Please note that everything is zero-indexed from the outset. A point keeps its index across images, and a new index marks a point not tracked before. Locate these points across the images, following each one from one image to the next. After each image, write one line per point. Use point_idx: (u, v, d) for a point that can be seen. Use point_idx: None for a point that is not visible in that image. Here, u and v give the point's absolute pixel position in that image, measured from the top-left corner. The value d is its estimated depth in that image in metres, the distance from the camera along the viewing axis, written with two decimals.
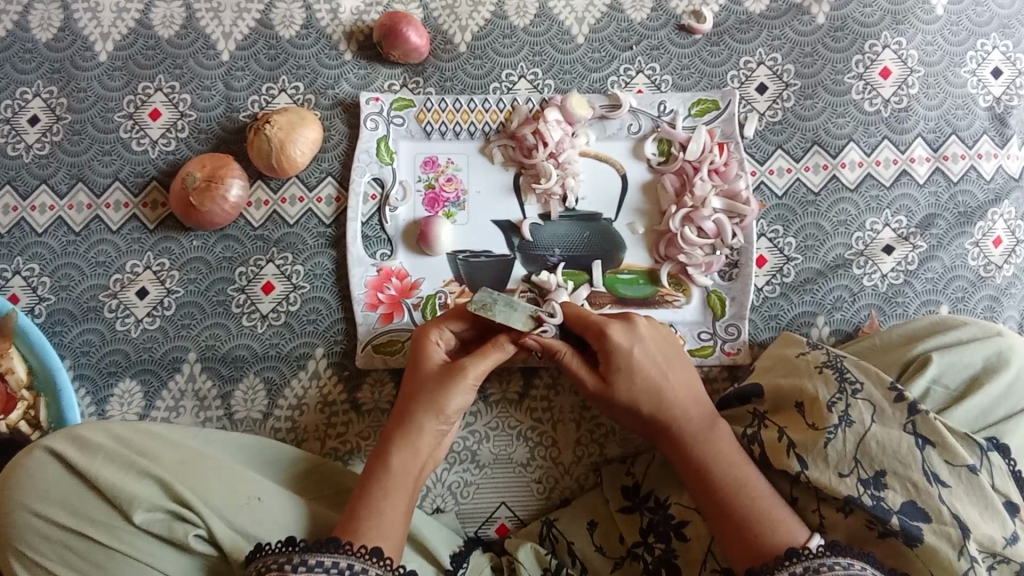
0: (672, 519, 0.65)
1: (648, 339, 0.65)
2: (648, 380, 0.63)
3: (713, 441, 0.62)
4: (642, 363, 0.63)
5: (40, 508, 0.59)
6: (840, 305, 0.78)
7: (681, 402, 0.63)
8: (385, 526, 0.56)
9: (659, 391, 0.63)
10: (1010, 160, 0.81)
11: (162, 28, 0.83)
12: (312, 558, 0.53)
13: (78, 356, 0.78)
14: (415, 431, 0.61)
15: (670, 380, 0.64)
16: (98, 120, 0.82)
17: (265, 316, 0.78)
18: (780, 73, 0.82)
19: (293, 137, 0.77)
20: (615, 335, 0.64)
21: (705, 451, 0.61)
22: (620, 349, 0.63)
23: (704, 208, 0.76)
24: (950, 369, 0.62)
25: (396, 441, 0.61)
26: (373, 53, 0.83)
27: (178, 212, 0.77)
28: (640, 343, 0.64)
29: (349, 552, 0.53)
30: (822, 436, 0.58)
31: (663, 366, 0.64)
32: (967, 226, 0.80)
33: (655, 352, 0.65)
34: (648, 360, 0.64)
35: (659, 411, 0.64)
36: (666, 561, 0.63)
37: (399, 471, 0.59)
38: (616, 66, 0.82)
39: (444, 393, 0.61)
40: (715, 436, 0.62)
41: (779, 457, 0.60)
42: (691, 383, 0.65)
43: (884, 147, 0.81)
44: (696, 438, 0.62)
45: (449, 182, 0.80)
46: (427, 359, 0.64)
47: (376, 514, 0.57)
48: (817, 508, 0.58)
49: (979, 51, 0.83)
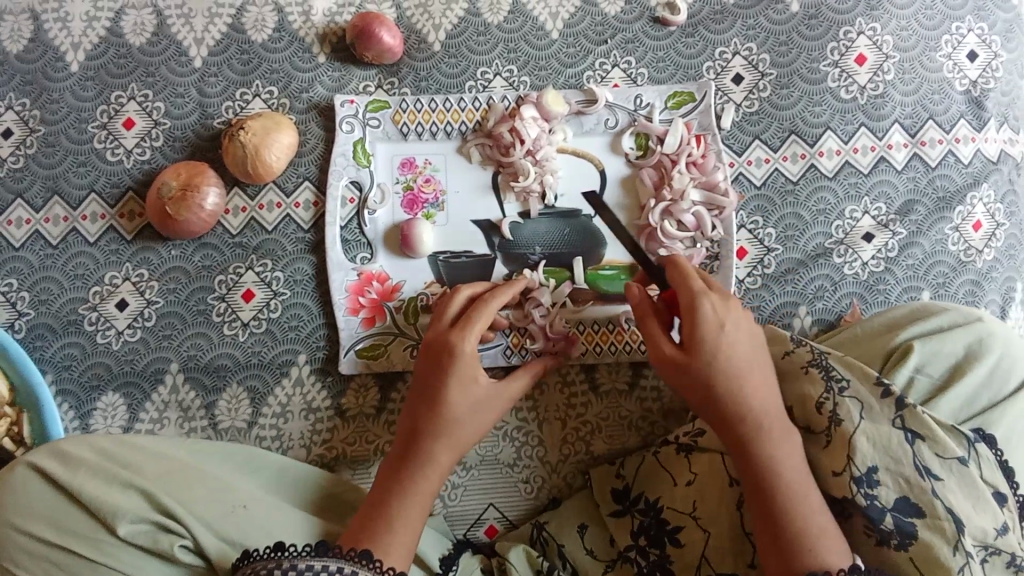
0: (666, 524, 0.65)
1: (741, 327, 0.59)
2: (730, 362, 0.58)
3: (780, 443, 0.57)
4: (731, 344, 0.58)
5: (26, 524, 0.59)
6: (822, 294, 0.78)
7: (760, 400, 0.58)
8: (412, 531, 0.58)
9: (745, 382, 0.58)
10: (988, 143, 0.81)
11: (133, 36, 0.83)
12: (301, 562, 0.52)
13: (59, 370, 0.78)
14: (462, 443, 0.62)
15: (754, 373, 0.58)
16: (72, 131, 0.81)
17: (247, 324, 0.78)
18: (756, 62, 0.82)
19: (268, 143, 0.76)
20: (707, 310, 0.59)
21: (771, 457, 0.56)
22: (711, 335, 0.58)
23: (682, 202, 0.76)
24: (932, 359, 0.63)
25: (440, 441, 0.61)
26: (346, 55, 0.82)
27: (154, 222, 0.76)
28: (732, 323, 0.59)
29: (341, 556, 0.53)
30: (818, 441, 0.60)
31: (750, 355, 0.59)
32: (946, 211, 0.80)
33: (746, 343, 0.59)
34: (741, 346, 0.58)
35: (737, 401, 0.57)
36: (660, 564, 0.64)
37: (437, 472, 0.61)
38: (591, 60, 0.82)
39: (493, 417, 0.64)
40: (787, 443, 0.57)
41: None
42: (770, 385, 0.59)
43: (861, 135, 0.81)
44: (769, 444, 0.57)
45: (428, 182, 0.80)
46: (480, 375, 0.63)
47: (408, 518, 0.58)
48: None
49: (955, 35, 0.83)
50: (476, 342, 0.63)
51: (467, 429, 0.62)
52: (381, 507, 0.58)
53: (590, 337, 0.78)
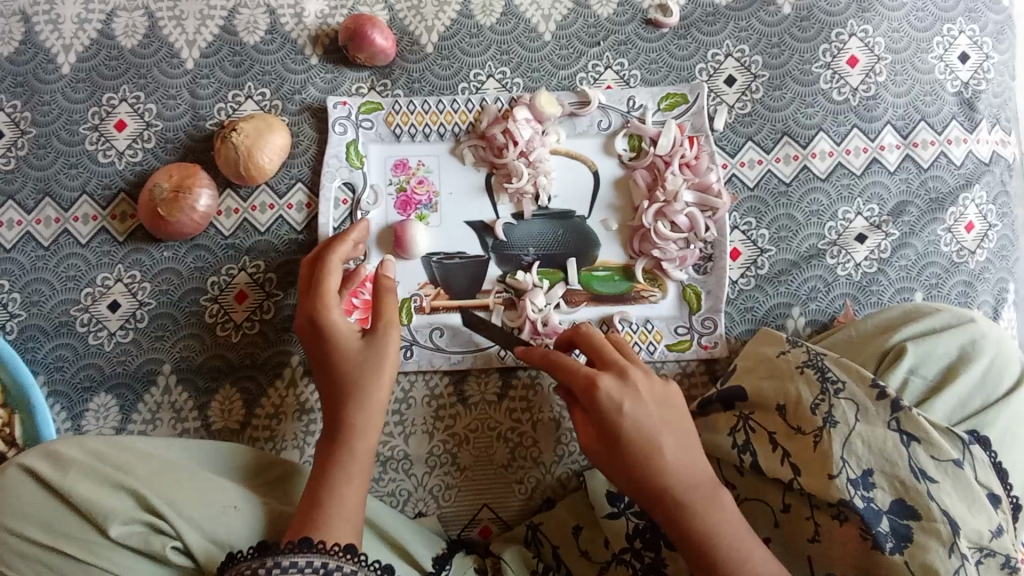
0: (661, 527, 0.64)
1: (642, 394, 0.59)
2: (642, 441, 0.57)
3: (712, 510, 0.55)
4: (634, 423, 0.57)
5: (18, 526, 0.58)
6: (815, 295, 0.79)
7: (680, 471, 0.56)
8: (348, 509, 0.58)
9: (655, 451, 0.57)
10: (979, 145, 0.82)
11: (126, 38, 0.83)
12: (285, 559, 0.51)
13: (51, 372, 0.78)
14: (362, 395, 0.62)
15: (668, 439, 0.57)
16: (64, 133, 0.81)
17: (239, 325, 0.78)
18: (748, 64, 0.82)
19: (261, 144, 0.76)
20: (603, 393, 0.58)
21: (704, 526, 0.55)
22: (614, 419, 0.57)
23: (676, 203, 0.76)
24: (925, 360, 0.63)
25: (345, 403, 0.62)
26: (339, 57, 0.82)
27: (146, 223, 0.76)
28: (632, 399, 0.58)
29: (323, 551, 0.53)
30: (810, 440, 0.59)
31: (657, 418, 0.58)
32: (939, 212, 0.80)
33: (652, 409, 0.58)
34: (648, 420, 0.58)
35: (660, 483, 0.56)
36: (655, 568, 0.64)
37: (356, 442, 0.61)
38: (584, 62, 0.82)
39: (378, 361, 0.63)
40: (715, 505, 0.56)
41: (773, 466, 0.61)
42: (690, 448, 0.58)
43: (853, 136, 0.81)
44: (695, 509, 0.55)
45: (421, 184, 0.80)
46: (344, 337, 0.64)
47: (335, 488, 0.58)
48: (812, 515, 0.59)
49: (946, 37, 0.83)
50: (333, 307, 0.65)
51: (368, 395, 0.62)
52: (310, 490, 0.59)
53: None
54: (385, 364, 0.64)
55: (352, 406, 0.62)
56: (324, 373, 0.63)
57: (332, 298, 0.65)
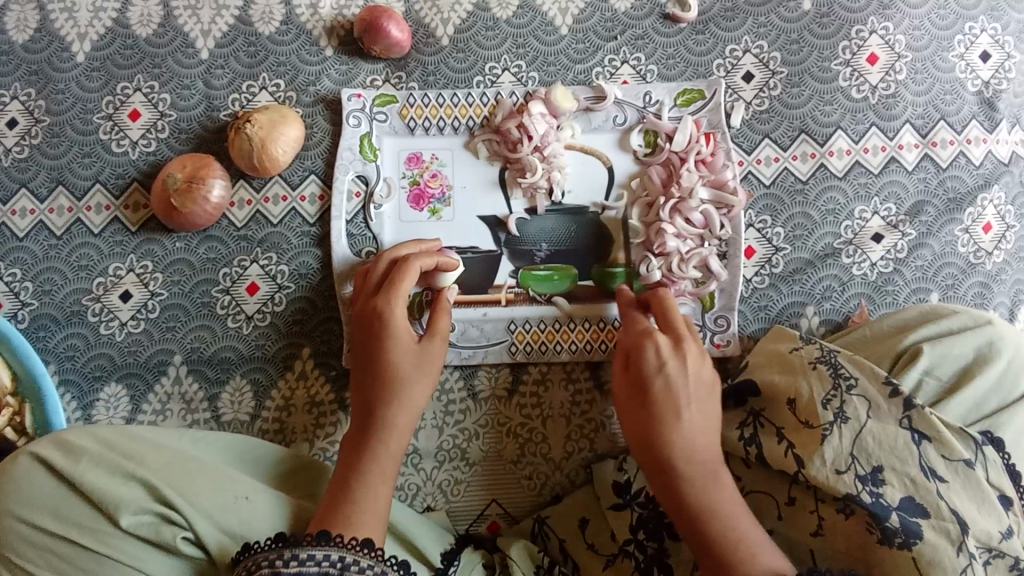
0: (664, 517, 0.65)
1: (688, 366, 0.62)
2: (667, 401, 0.60)
3: (716, 490, 0.57)
4: (667, 385, 0.61)
5: (30, 516, 0.58)
6: (830, 294, 0.78)
7: (697, 442, 0.58)
8: (376, 506, 0.58)
9: (674, 416, 0.59)
10: (999, 145, 0.81)
11: (140, 27, 0.82)
12: (303, 552, 0.51)
13: (62, 361, 0.78)
14: (405, 394, 0.62)
15: (693, 410, 0.60)
16: (77, 122, 0.81)
17: (251, 317, 0.77)
18: (766, 61, 0.81)
19: (274, 135, 0.76)
20: (650, 352, 0.62)
21: (706, 503, 0.56)
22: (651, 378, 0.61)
23: (691, 200, 0.75)
24: (941, 361, 0.63)
25: (385, 399, 0.62)
26: (354, 48, 0.82)
27: (159, 213, 0.76)
28: (676, 365, 0.61)
29: (340, 545, 0.53)
30: (817, 433, 0.58)
31: (691, 388, 0.61)
32: (956, 212, 0.79)
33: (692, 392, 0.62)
34: (688, 387, 0.61)
35: (671, 446, 0.58)
36: (659, 560, 0.63)
37: (392, 437, 0.61)
38: (600, 56, 0.81)
39: (430, 364, 0.65)
40: (715, 484, 0.57)
41: (777, 459, 0.61)
42: (712, 428, 0.60)
43: (872, 135, 0.80)
44: (695, 483, 0.57)
45: (434, 177, 0.79)
46: (404, 329, 0.65)
47: (368, 486, 0.58)
48: (816, 508, 0.59)
49: (967, 35, 0.83)
50: (397, 300, 0.65)
51: (412, 393, 0.63)
52: (337, 489, 0.58)
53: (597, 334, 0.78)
54: (432, 369, 0.65)
55: (391, 403, 0.62)
56: (373, 365, 0.63)
57: (401, 297, 0.66)
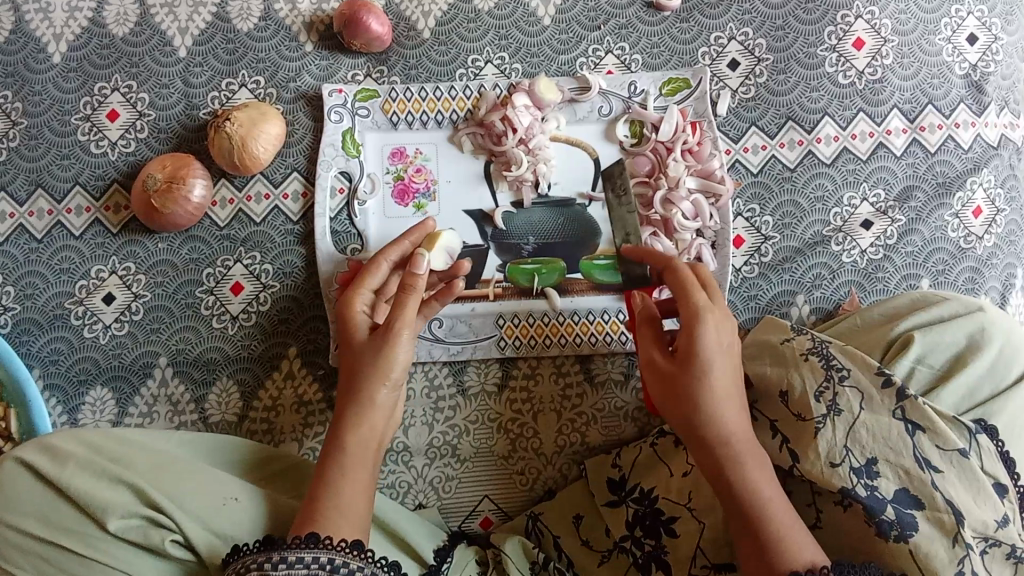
0: (660, 513, 0.64)
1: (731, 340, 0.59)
2: (719, 381, 0.57)
3: (762, 465, 0.55)
4: (725, 364, 0.57)
5: (16, 521, 0.57)
6: (820, 282, 0.77)
7: (744, 420, 0.57)
8: (346, 504, 0.55)
9: (727, 397, 0.56)
10: (987, 128, 0.80)
11: (116, 26, 0.81)
12: (292, 555, 0.51)
13: (46, 365, 0.77)
14: (367, 395, 0.59)
15: (738, 389, 0.58)
16: (55, 123, 0.80)
17: (236, 317, 0.77)
18: (752, 48, 0.80)
19: (255, 133, 0.74)
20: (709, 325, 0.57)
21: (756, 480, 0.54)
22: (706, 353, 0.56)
23: (680, 189, 0.75)
24: (933, 349, 0.62)
25: (350, 409, 0.59)
26: (335, 43, 0.81)
27: (139, 214, 0.75)
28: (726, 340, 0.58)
29: (329, 547, 0.52)
30: (811, 427, 0.58)
31: (734, 366, 0.58)
32: (946, 197, 0.78)
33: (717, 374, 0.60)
34: (733, 365, 0.58)
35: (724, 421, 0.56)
36: (655, 555, 0.63)
37: (350, 433, 0.59)
38: (584, 47, 0.80)
39: (386, 356, 0.60)
40: (763, 462, 0.56)
41: (771, 454, 0.61)
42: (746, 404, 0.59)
43: (859, 121, 0.79)
44: (746, 459, 0.55)
45: (419, 172, 0.78)
46: (356, 329, 0.62)
47: (338, 486, 0.56)
48: (813, 502, 0.60)
49: (954, 18, 0.82)
50: (355, 302, 0.63)
51: (370, 390, 0.59)
52: (311, 491, 0.56)
53: (585, 328, 0.77)
54: (387, 360, 0.60)
55: (351, 402, 0.59)
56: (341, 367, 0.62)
57: (362, 291, 0.64)
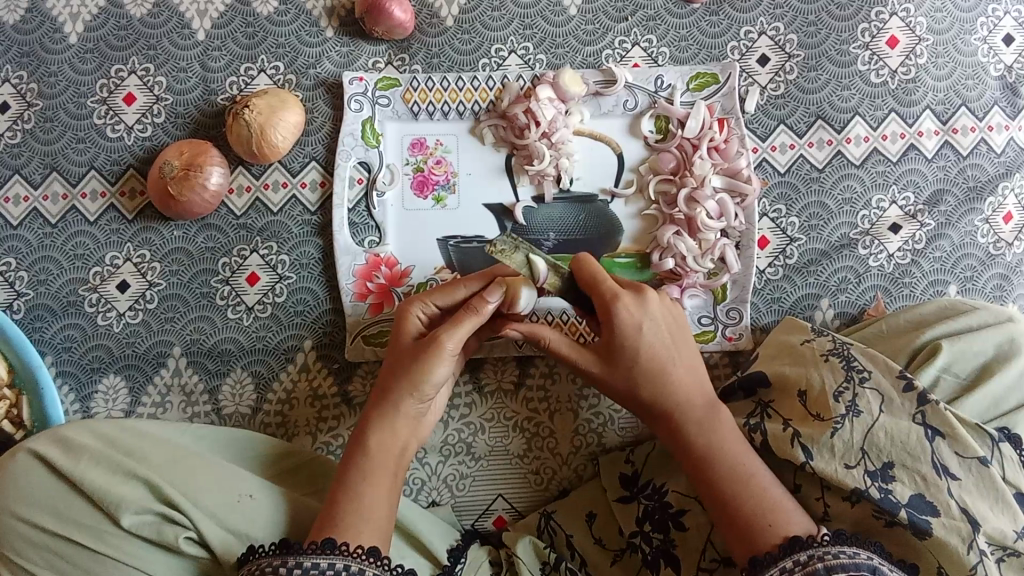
0: (670, 507, 0.64)
1: (656, 314, 0.60)
2: (652, 360, 0.59)
3: (716, 428, 0.59)
4: (649, 342, 0.59)
5: (30, 515, 0.57)
6: (845, 286, 0.76)
7: (684, 388, 0.60)
8: (368, 508, 0.55)
9: (664, 373, 0.59)
10: (1021, 131, 0.78)
11: (134, 7, 0.79)
12: (307, 560, 0.51)
13: (59, 352, 0.76)
14: (393, 408, 0.59)
15: (673, 358, 0.60)
16: (70, 106, 0.78)
17: (251, 308, 0.76)
18: (783, 43, 0.78)
19: (274, 121, 0.73)
20: (622, 310, 0.59)
21: (709, 445, 0.58)
22: (628, 337, 0.59)
23: (705, 188, 0.73)
24: (960, 357, 0.61)
25: (375, 420, 0.59)
26: (356, 29, 0.79)
27: (156, 202, 0.73)
28: (648, 319, 0.60)
29: (345, 554, 0.51)
30: (828, 427, 0.57)
31: (668, 344, 0.60)
32: (977, 202, 0.77)
33: (664, 331, 0.60)
34: (657, 341, 0.60)
35: (667, 390, 0.59)
36: (665, 551, 0.62)
37: (375, 434, 0.58)
38: (611, 38, 0.79)
39: (422, 369, 0.59)
40: (716, 422, 0.59)
41: (783, 447, 0.59)
42: (694, 365, 0.62)
43: (890, 121, 0.77)
44: (694, 425, 0.59)
45: (439, 164, 0.77)
46: (406, 334, 0.62)
47: (357, 493, 0.55)
48: (822, 496, 0.57)
49: (990, 17, 0.80)
50: (412, 309, 0.62)
51: (398, 404, 0.59)
52: (331, 493, 0.56)
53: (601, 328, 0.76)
54: (415, 373, 0.59)
55: (380, 406, 0.59)
56: (385, 367, 0.62)
57: (417, 300, 0.63)
